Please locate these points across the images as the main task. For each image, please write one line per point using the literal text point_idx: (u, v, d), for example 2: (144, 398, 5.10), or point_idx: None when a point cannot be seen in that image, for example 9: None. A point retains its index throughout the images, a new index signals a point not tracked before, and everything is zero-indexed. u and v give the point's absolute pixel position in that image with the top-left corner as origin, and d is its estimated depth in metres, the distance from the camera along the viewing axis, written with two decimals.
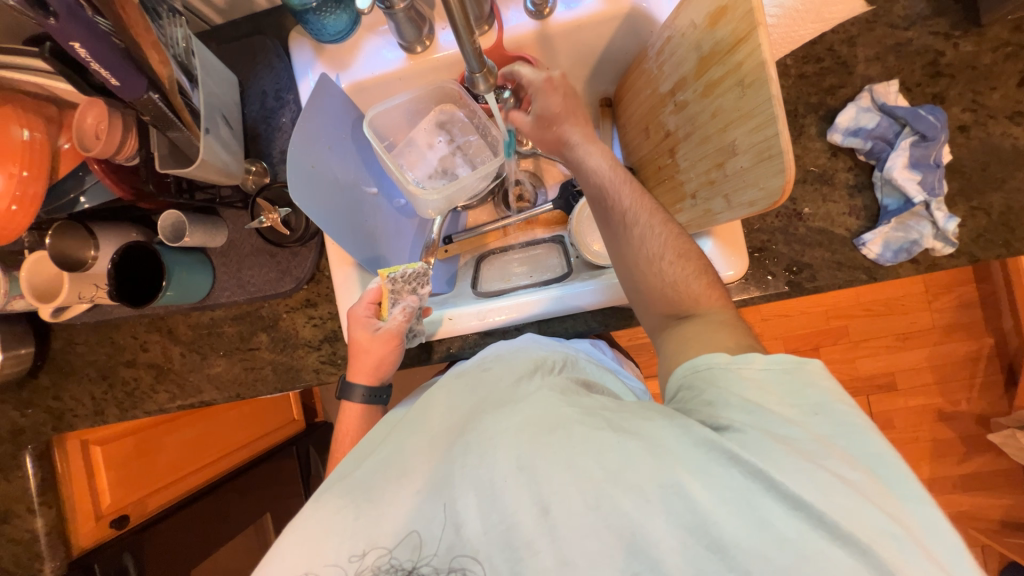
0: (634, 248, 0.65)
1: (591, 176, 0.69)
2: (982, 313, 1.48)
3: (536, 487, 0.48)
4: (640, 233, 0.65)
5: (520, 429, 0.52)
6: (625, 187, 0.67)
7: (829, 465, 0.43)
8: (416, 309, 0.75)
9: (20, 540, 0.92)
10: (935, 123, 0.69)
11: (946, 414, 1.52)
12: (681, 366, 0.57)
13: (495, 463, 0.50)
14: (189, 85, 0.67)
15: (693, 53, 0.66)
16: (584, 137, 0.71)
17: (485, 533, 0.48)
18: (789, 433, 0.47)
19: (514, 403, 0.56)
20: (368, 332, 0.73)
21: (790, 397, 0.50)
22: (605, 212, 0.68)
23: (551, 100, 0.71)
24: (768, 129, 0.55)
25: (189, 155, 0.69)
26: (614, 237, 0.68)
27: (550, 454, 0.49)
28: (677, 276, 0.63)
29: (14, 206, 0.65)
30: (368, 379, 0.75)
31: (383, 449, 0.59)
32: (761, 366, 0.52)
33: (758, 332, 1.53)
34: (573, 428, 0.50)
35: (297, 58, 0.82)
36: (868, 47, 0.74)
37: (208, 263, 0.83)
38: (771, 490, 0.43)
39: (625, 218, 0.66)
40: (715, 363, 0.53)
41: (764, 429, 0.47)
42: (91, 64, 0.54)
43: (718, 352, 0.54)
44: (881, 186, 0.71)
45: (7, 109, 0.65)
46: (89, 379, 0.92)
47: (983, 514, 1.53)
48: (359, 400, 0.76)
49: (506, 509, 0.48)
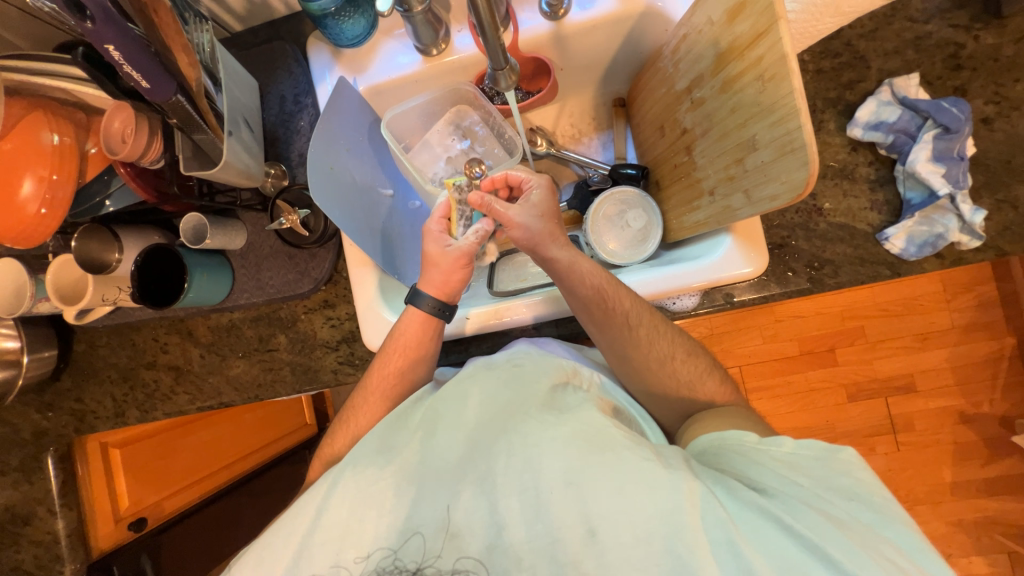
0: (641, 348, 0.68)
1: (587, 278, 0.68)
2: (1003, 312, 1.46)
3: (584, 507, 0.48)
4: (645, 334, 0.68)
5: (569, 450, 0.51)
6: (622, 291, 0.68)
7: (881, 549, 0.43)
8: (489, 231, 0.74)
9: (41, 541, 0.94)
10: (959, 115, 0.68)
11: (967, 416, 1.49)
12: (705, 436, 0.59)
13: (542, 476, 0.50)
14: (213, 87, 0.68)
15: (711, 49, 0.66)
16: (567, 243, 0.71)
17: (531, 544, 0.48)
18: (835, 513, 0.46)
19: (559, 414, 0.55)
20: (441, 247, 0.73)
21: (826, 480, 0.49)
22: (607, 314, 0.67)
23: (542, 198, 0.73)
24: (790, 123, 0.54)
25: (214, 157, 0.70)
26: (618, 338, 0.68)
27: (599, 476, 0.49)
28: (691, 375, 0.68)
29: (44, 209, 0.67)
30: (438, 294, 0.73)
31: (418, 433, 0.58)
32: (792, 448, 0.52)
33: (772, 334, 1.52)
34: (622, 452, 0.50)
35: (315, 62, 0.84)
36: (887, 41, 0.73)
37: (228, 265, 0.84)
38: (827, 567, 0.42)
39: (627, 319, 0.67)
40: (743, 441, 0.55)
41: (808, 503, 0.46)
42: (124, 67, 0.55)
43: (746, 432, 0.56)
44: (903, 180, 0.71)
45: (37, 114, 0.67)
46: (111, 380, 0.93)
47: (1009, 519, 1.48)
48: (427, 311, 0.72)
49: (551, 523, 0.48)
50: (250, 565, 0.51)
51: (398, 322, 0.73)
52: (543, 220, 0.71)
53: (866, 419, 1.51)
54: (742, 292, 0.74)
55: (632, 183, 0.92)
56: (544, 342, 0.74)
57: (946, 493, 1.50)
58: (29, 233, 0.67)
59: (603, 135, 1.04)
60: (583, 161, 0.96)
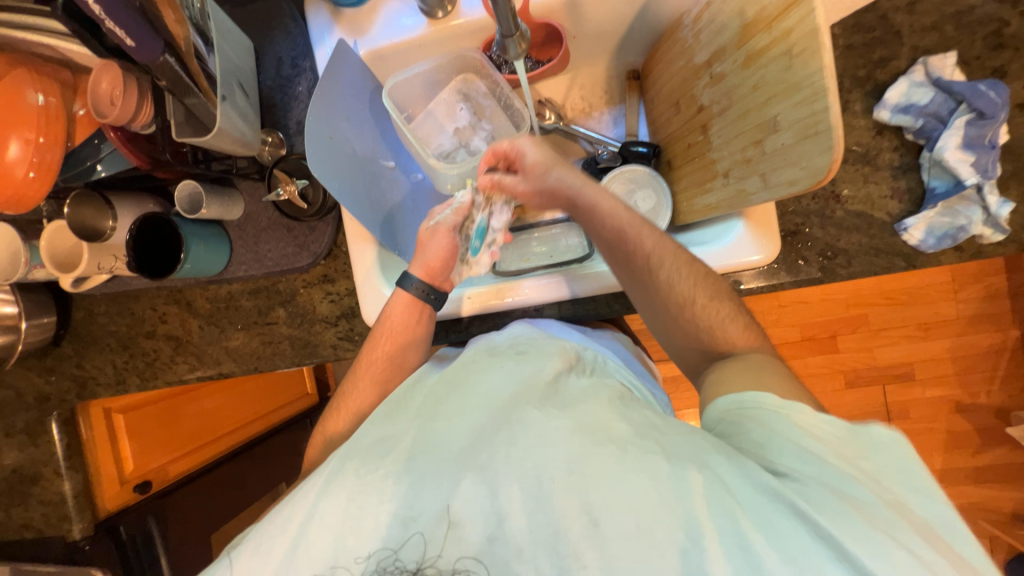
0: (664, 292, 0.66)
1: (606, 219, 0.68)
2: (1010, 304, 1.44)
3: (586, 495, 0.48)
4: (667, 277, 0.66)
5: (572, 437, 0.52)
6: (644, 229, 0.67)
7: (906, 543, 0.40)
8: (466, 204, 0.75)
9: (50, 501, 0.96)
10: (996, 100, 0.64)
11: (964, 406, 1.49)
12: (726, 397, 0.57)
13: (547, 461, 0.51)
14: (205, 48, 0.64)
15: (736, 19, 0.62)
16: (584, 182, 0.71)
17: (532, 534, 0.48)
18: (859, 496, 0.44)
19: (562, 403, 0.57)
20: (427, 224, 0.75)
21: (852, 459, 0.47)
22: (627, 256, 0.67)
23: (544, 152, 0.73)
24: (817, 103, 0.51)
25: (207, 123, 0.66)
26: (640, 281, 0.67)
27: (601, 465, 0.49)
28: (713, 320, 0.65)
29: (32, 172, 0.64)
30: (425, 276, 0.72)
31: (419, 417, 0.60)
32: (814, 421, 0.51)
33: (774, 319, 1.50)
34: (626, 446, 0.50)
35: (313, 22, 0.79)
36: (925, 15, 0.68)
37: (225, 236, 0.82)
38: (843, 560, 0.40)
39: (649, 261, 0.66)
40: (764, 403, 0.54)
41: (825, 483, 0.45)
42: (106, 23, 0.52)
43: (768, 394, 0.54)
44: (929, 168, 0.67)
45: (20, 72, 0.64)
46: (110, 349, 0.93)
47: (994, 505, 1.52)
48: (414, 294, 0.71)
49: (553, 512, 0.48)
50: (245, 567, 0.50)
51: (387, 305, 0.73)
52: (552, 170, 0.72)
53: (862, 407, 1.52)
54: (750, 279, 0.72)
55: (643, 162, 0.89)
56: (546, 324, 0.74)
57: (936, 479, 1.52)
58: (19, 197, 0.65)
59: (615, 109, 0.99)
60: (593, 137, 0.92)
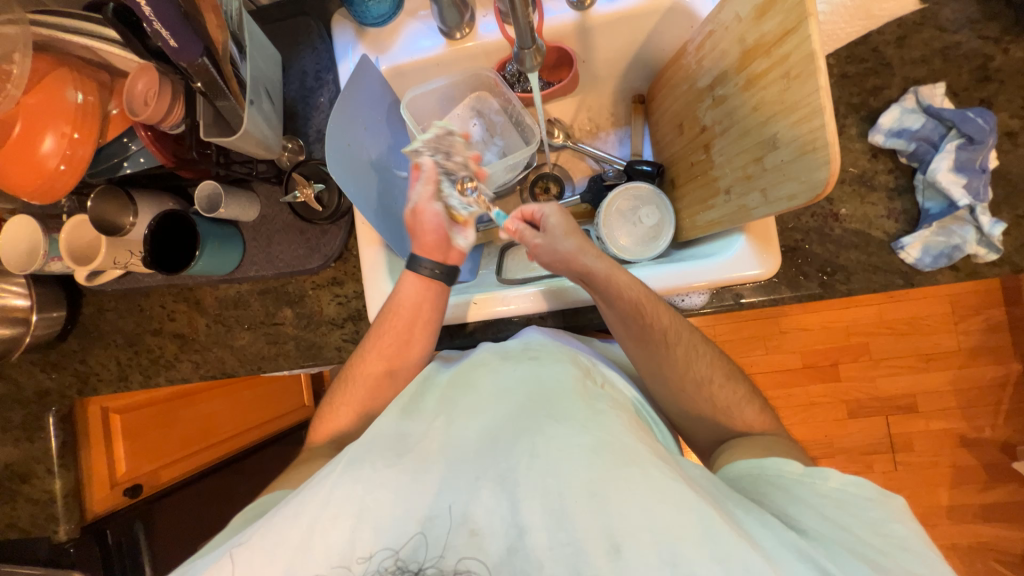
0: (677, 369, 0.67)
1: (623, 291, 0.66)
2: (1011, 337, 1.44)
3: (608, 520, 0.47)
4: (677, 351, 0.67)
5: (594, 457, 0.51)
6: (656, 303, 0.67)
7: None
8: (431, 170, 0.75)
9: (37, 500, 0.93)
10: (984, 126, 0.67)
11: (968, 440, 1.48)
12: (746, 460, 0.60)
13: (566, 482, 0.50)
14: (238, 55, 0.69)
15: (736, 46, 0.66)
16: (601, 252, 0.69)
17: (553, 551, 0.47)
18: (879, 559, 0.48)
19: (583, 421, 0.55)
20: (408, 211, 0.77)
21: (870, 523, 0.51)
22: (644, 329, 0.66)
23: (565, 220, 0.72)
24: (813, 121, 0.54)
25: (233, 125, 0.70)
26: (653, 352, 0.67)
27: (623, 489, 0.49)
28: (721, 399, 0.68)
29: (63, 166, 0.68)
30: (431, 255, 0.75)
31: (438, 420, 0.61)
32: (838, 485, 0.54)
33: (775, 344, 1.51)
34: (648, 470, 0.50)
35: (338, 39, 0.84)
36: (914, 49, 0.73)
37: (239, 237, 0.85)
38: None
39: (663, 334, 0.67)
40: (785, 471, 0.56)
41: (844, 544, 0.49)
42: (153, 24, 0.55)
43: (790, 461, 0.57)
44: (923, 189, 0.70)
45: (62, 71, 0.68)
46: (116, 345, 0.94)
47: (1004, 546, 1.47)
48: (427, 276, 0.74)
49: (574, 531, 0.47)
50: (254, 554, 0.49)
51: (397, 287, 0.74)
52: (567, 238, 0.70)
53: (865, 437, 1.50)
54: (750, 293, 0.74)
55: (647, 180, 0.92)
56: (558, 334, 0.75)
57: (942, 515, 1.48)
58: (48, 188, 0.68)
59: (620, 131, 1.03)
60: (599, 156, 0.96)
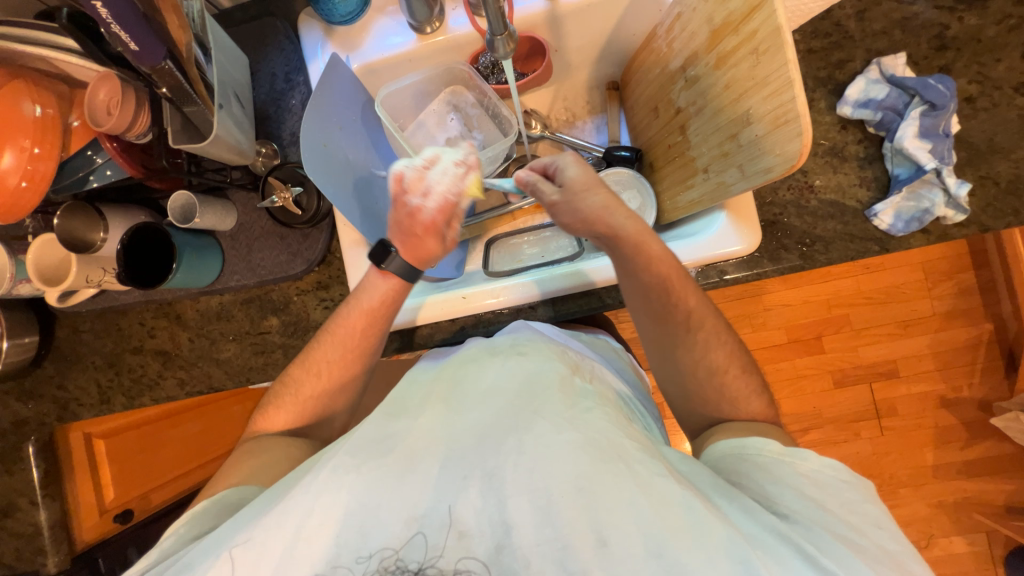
0: (681, 350, 0.68)
1: (643, 263, 0.67)
2: (981, 299, 1.50)
3: (594, 514, 0.47)
4: (683, 334, 0.67)
5: (580, 454, 0.50)
6: (674, 279, 0.67)
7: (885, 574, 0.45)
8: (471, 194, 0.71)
9: (23, 534, 0.89)
10: (945, 92, 0.70)
11: (948, 401, 1.53)
12: (727, 440, 0.61)
13: (553, 478, 0.49)
14: (203, 58, 0.68)
15: (705, 26, 0.67)
16: (629, 215, 0.68)
17: (541, 547, 0.46)
18: (854, 538, 0.48)
19: (571, 418, 0.55)
20: (441, 244, 0.69)
21: (842, 502, 0.52)
22: (665, 306, 0.67)
23: (585, 172, 0.71)
24: (785, 95, 0.55)
25: (203, 132, 0.68)
26: (664, 336, 0.68)
27: (610, 483, 0.48)
28: (723, 379, 0.66)
29: (24, 183, 0.65)
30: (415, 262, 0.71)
31: (437, 410, 0.59)
32: (817, 466, 0.55)
33: (760, 322, 1.54)
34: (632, 466, 0.50)
35: (307, 39, 0.83)
36: (875, 22, 0.75)
37: (218, 246, 0.83)
38: None
39: (668, 314, 0.67)
40: (764, 451, 0.57)
41: (823, 526, 0.49)
42: (110, 25, 0.54)
43: (769, 441, 0.58)
44: (892, 156, 0.73)
45: (19, 85, 0.65)
46: (95, 367, 0.90)
47: (988, 499, 1.53)
48: (398, 273, 0.70)
49: (560, 526, 0.46)
50: (247, 559, 0.48)
51: (365, 285, 0.72)
52: (593, 193, 0.68)
53: (852, 405, 1.54)
54: (734, 270, 0.75)
55: (626, 165, 0.93)
56: (545, 327, 0.76)
57: (929, 475, 1.53)
58: (11, 207, 0.65)
59: (597, 118, 1.04)
60: (577, 144, 0.97)
